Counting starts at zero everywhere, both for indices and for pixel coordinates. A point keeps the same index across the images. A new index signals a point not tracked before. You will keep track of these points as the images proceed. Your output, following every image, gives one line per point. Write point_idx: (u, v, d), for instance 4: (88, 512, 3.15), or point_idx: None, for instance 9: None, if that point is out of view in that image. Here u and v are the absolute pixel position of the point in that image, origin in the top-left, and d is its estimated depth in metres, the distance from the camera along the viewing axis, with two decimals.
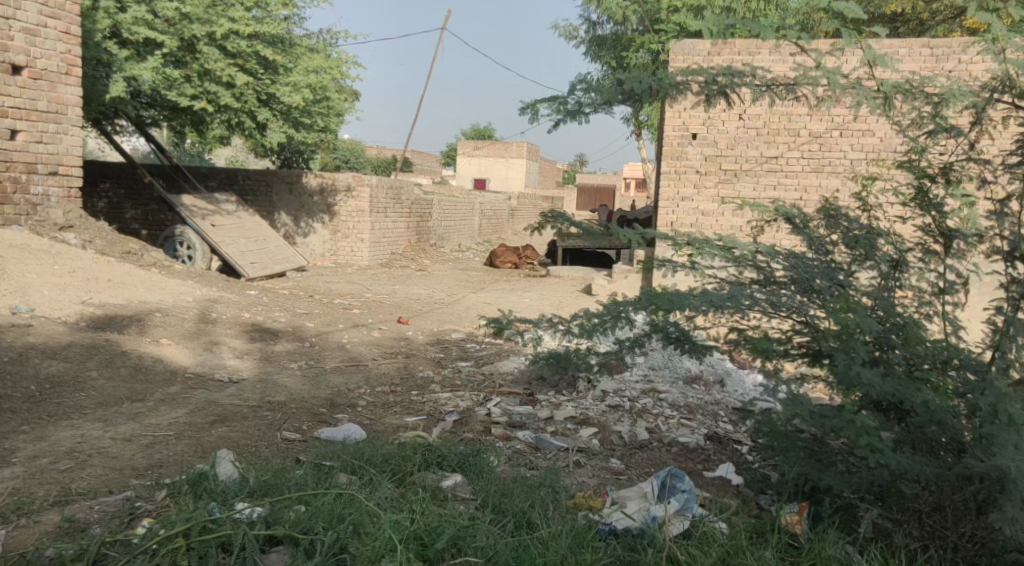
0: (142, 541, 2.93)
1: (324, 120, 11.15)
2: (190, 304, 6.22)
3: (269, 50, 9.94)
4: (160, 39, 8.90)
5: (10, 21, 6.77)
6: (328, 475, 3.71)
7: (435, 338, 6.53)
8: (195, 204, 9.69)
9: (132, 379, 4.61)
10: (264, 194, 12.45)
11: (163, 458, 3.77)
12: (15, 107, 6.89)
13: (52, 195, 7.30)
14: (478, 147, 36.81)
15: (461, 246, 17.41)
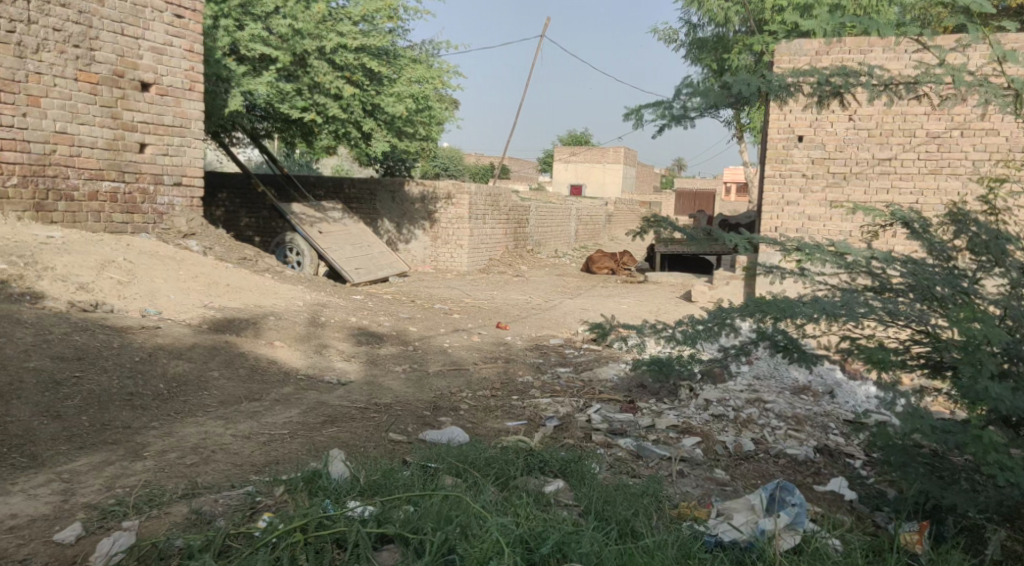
0: (263, 534, 3.12)
1: (424, 129, 11.50)
2: (302, 308, 6.46)
3: (375, 63, 10.15)
4: (274, 54, 9.36)
5: (139, 41, 7.25)
6: (434, 477, 3.81)
7: (534, 344, 6.56)
8: (305, 212, 9.99)
9: (250, 379, 4.84)
10: (369, 201, 12.81)
11: (279, 455, 3.95)
12: (145, 122, 7.35)
13: (177, 204, 7.76)
14: (575, 152, 36.07)
15: (557, 252, 17.38)
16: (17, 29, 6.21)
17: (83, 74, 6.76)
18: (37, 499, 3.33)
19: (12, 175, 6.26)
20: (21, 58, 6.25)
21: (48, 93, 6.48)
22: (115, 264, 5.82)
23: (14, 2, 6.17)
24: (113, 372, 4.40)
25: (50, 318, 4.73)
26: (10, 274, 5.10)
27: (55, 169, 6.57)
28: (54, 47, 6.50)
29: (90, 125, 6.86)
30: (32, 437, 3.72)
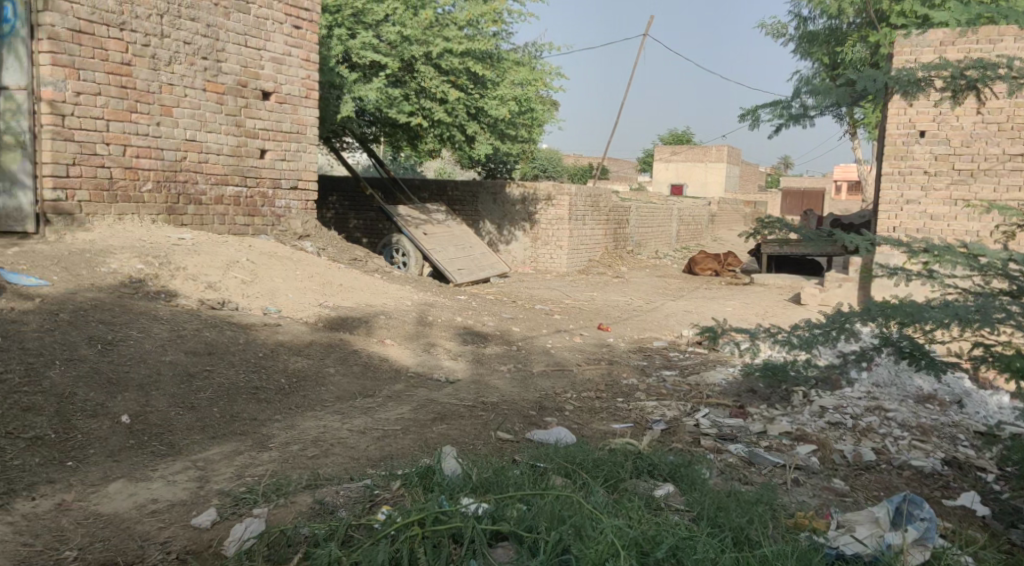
0: (383, 526, 3.21)
1: (526, 131, 11.77)
2: (410, 307, 6.59)
3: (479, 66, 10.34)
4: (383, 62, 9.63)
5: (261, 51, 7.59)
6: (544, 477, 3.84)
7: (638, 346, 6.52)
8: (411, 214, 10.24)
9: (364, 376, 5.00)
10: (471, 203, 13.02)
11: (393, 450, 4.06)
12: (265, 129, 7.70)
13: (293, 207, 8.11)
14: (676, 151, 35.29)
15: (658, 252, 17.23)
16: (152, 42, 6.53)
17: (210, 85, 7.09)
18: (175, 485, 3.55)
19: (148, 180, 6.57)
20: (155, 70, 6.56)
21: (180, 103, 6.80)
22: (238, 264, 6.14)
23: (149, 17, 6.49)
24: (239, 367, 4.64)
25: (183, 315, 5.02)
26: (147, 274, 5.46)
27: (185, 175, 6.91)
28: (185, 60, 6.84)
29: (217, 133, 7.18)
30: (170, 426, 3.97)
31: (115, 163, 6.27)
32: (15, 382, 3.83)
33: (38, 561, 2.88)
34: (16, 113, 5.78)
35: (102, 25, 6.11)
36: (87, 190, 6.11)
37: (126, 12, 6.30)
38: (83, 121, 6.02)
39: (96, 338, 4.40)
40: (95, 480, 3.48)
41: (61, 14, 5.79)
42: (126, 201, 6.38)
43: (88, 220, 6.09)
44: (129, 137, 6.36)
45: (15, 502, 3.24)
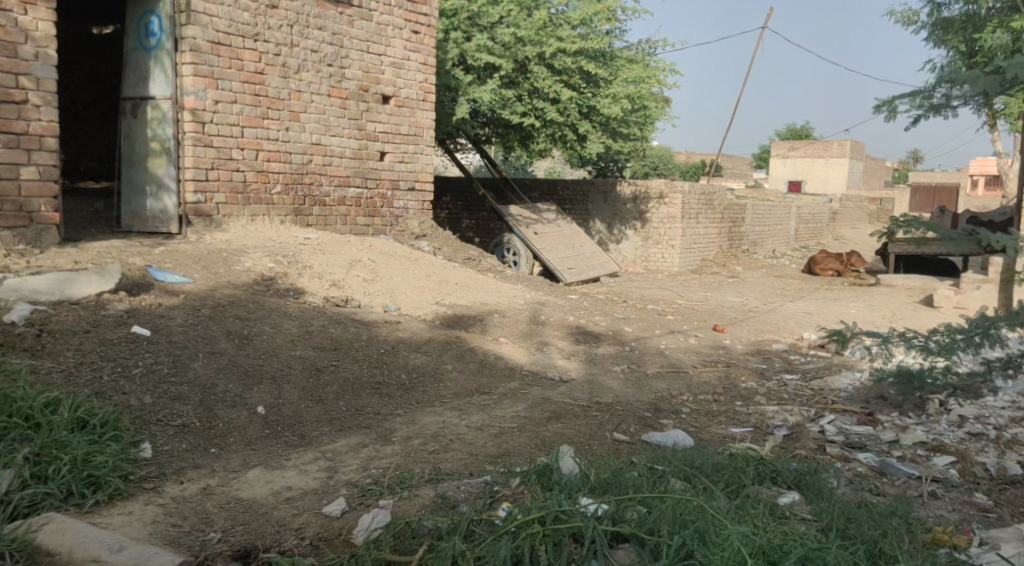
0: (504, 523, 3.24)
1: (639, 129, 11.73)
2: (523, 306, 6.63)
3: (592, 65, 10.28)
4: (498, 62, 9.80)
5: (382, 57, 7.83)
6: (663, 480, 3.78)
7: (756, 348, 6.34)
8: (521, 214, 10.37)
9: (480, 373, 5.07)
10: (581, 203, 13.05)
11: (510, 448, 4.11)
12: (385, 132, 7.95)
13: (410, 208, 8.36)
14: (793, 147, 33.75)
15: (775, 251, 16.67)
16: (282, 51, 6.85)
17: (335, 90, 7.37)
18: (307, 474, 3.73)
19: (277, 183, 6.91)
20: (285, 78, 6.88)
21: (307, 109, 7.10)
22: (360, 263, 6.38)
23: (280, 27, 6.81)
24: (362, 362, 4.81)
25: (311, 312, 5.26)
26: (277, 272, 5.75)
27: (311, 177, 7.22)
28: (313, 66, 7.13)
29: (340, 137, 7.47)
30: (301, 418, 4.17)
31: (248, 167, 6.63)
32: (164, 371, 4.12)
33: (187, 540, 3.09)
34: (162, 121, 6.24)
35: (238, 36, 6.46)
36: (224, 192, 6.48)
37: (260, 23, 6.63)
38: (221, 128, 6.39)
39: (232, 332, 4.67)
40: (236, 467, 3.71)
41: (202, 26, 6.17)
42: (257, 202, 6.74)
43: (224, 221, 6.48)
44: (261, 142, 6.71)
45: (166, 484, 3.50)
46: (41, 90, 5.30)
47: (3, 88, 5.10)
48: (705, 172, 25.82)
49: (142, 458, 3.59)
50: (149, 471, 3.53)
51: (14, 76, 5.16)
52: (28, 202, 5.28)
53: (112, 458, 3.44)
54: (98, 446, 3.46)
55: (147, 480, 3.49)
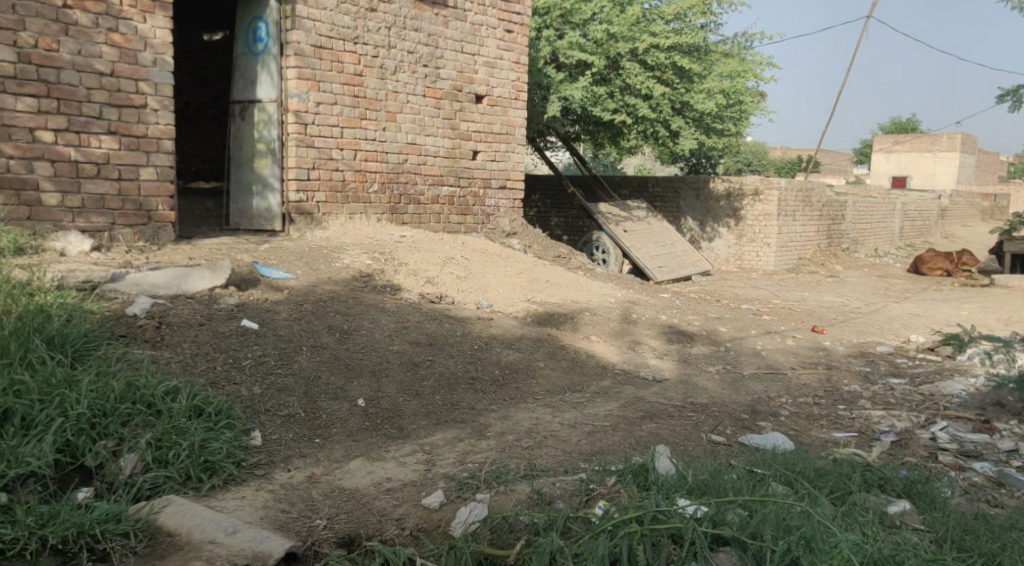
0: (601, 521, 3.21)
1: (734, 125, 11.25)
2: (614, 304, 6.58)
3: (685, 60, 10.14)
4: (590, 59, 9.80)
5: (476, 56, 7.93)
6: (763, 482, 3.68)
7: (859, 351, 6.11)
8: (612, 211, 10.31)
9: (572, 371, 5.07)
10: (672, 199, 12.85)
11: (604, 446, 4.10)
12: (478, 131, 8.06)
13: (501, 206, 8.45)
14: (899, 141, 32.32)
15: (877, 250, 16.00)
16: (381, 53, 7.02)
17: (430, 90, 7.51)
18: (406, 466, 3.82)
19: (375, 182, 7.09)
20: (383, 79, 7.05)
21: (403, 109, 7.26)
22: (454, 261, 6.49)
23: (379, 30, 6.98)
24: (457, 357, 4.88)
25: (406, 308, 5.37)
26: (375, 269, 5.90)
27: (406, 177, 7.38)
28: (408, 67, 7.28)
29: (435, 136, 7.61)
30: (399, 411, 4.27)
31: (348, 167, 6.83)
32: (271, 363, 4.30)
33: (295, 526, 3.22)
34: (268, 123, 6.53)
35: (339, 40, 6.66)
36: (324, 192, 6.69)
37: (360, 26, 6.81)
38: (322, 129, 6.60)
39: (334, 327, 4.82)
40: (339, 457, 3.83)
41: (306, 31, 6.40)
42: (356, 201, 6.94)
43: (324, 219, 6.70)
44: (360, 142, 6.90)
45: (275, 471, 3.65)
46: (159, 94, 5.60)
47: (125, 93, 5.42)
48: (806, 168, 24.84)
49: (253, 446, 3.76)
50: (259, 458, 3.69)
51: (135, 81, 5.47)
52: (147, 201, 5.61)
53: (226, 445, 3.62)
54: (213, 433, 3.64)
55: (258, 467, 3.65)
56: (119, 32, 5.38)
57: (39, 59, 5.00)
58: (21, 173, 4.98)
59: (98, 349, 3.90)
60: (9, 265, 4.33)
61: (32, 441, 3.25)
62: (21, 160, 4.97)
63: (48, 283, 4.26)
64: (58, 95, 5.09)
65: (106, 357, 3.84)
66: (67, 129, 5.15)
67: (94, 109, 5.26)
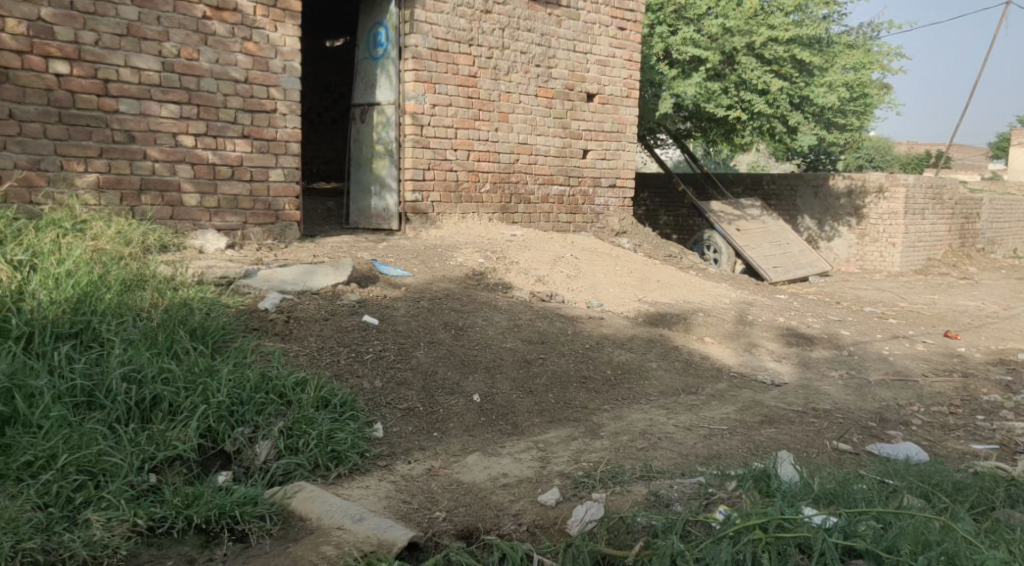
0: (722, 528, 3.08)
1: (857, 118, 11.04)
2: (729, 305, 6.43)
3: (806, 53, 9.79)
4: (704, 55, 9.59)
5: (588, 55, 7.93)
6: (895, 494, 3.49)
7: (997, 358, 5.74)
8: (724, 210, 10.11)
9: (686, 372, 4.99)
10: (789, 197, 12.41)
11: (721, 450, 4.00)
12: (588, 130, 8.06)
13: (611, 205, 8.40)
14: None
15: (1016, 252, 14.95)
16: (495, 54, 7.12)
17: (543, 90, 7.56)
18: (522, 462, 3.85)
19: (487, 182, 7.21)
20: (496, 80, 7.15)
21: (515, 110, 7.34)
22: (564, 260, 6.51)
23: (493, 31, 7.08)
24: (569, 356, 4.89)
25: (519, 305, 5.43)
26: (487, 267, 5.99)
27: (518, 176, 7.47)
28: (521, 68, 7.35)
29: (545, 136, 7.66)
30: (513, 408, 4.32)
31: (461, 167, 6.97)
32: (390, 358, 4.44)
33: (417, 517, 3.30)
34: (386, 125, 6.74)
35: (455, 42, 6.79)
36: (438, 192, 6.85)
37: (476, 28, 6.92)
38: (438, 130, 6.76)
39: (449, 323, 4.93)
40: (456, 451, 3.91)
41: (424, 34, 6.56)
42: (468, 201, 7.07)
43: (438, 219, 6.86)
44: (473, 143, 7.03)
45: (397, 463, 3.76)
46: (288, 100, 5.93)
47: (257, 99, 5.75)
48: (934, 162, 23.37)
49: (375, 438, 3.88)
50: (381, 450, 3.81)
51: (266, 88, 5.79)
52: (276, 201, 5.95)
53: (351, 435, 3.75)
54: (339, 424, 3.79)
55: (380, 457, 3.77)
56: (252, 41, 5.69)
57: (182, 68, 5.35)
58: (165, 175, 5.34)
59: (233, 341, 4.13)
60: (157, 261, 4.65)
61: (179, 426, 3.47)
62: (164, 163, 5.33)
63: (189, 277, 4.58)
64: (198, 101, 5.44)
65: (240, 349, 4.07)
66: (206, 133, 5.51)
67: (230, 114, 5.61)
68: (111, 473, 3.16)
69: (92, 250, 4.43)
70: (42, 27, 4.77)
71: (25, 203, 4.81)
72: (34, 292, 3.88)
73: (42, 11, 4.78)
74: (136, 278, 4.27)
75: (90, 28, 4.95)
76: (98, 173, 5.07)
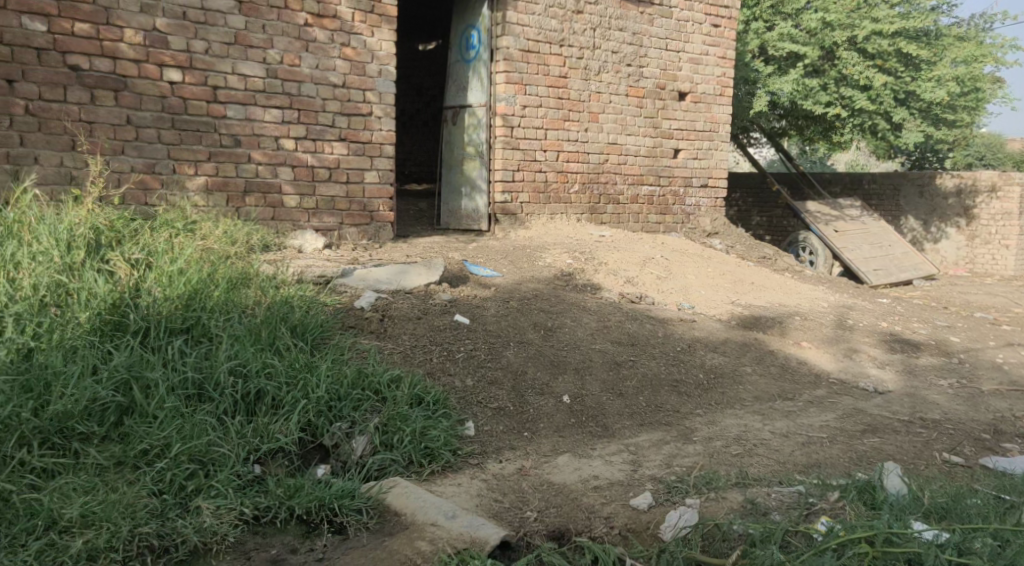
0: (825, 539, 2.94)
1: (969, 114, 10.33)
2: (827, 309, 6.21)
3: (913, 46, 9.40)
4: (801, 50, 9.41)
5: (681, 53, 7.81)
6: (1014, 511, 3.26)
7: None
8: (821, 211, 9.80)
9: (782, 378, 4.85)
10: (891, 197, 12.03)
11: (821, 459, 3.85)
12: (679, 129, 7.93)
13: (702, 205, 8.26)
14: None
15: None
16: (586, 54, 7.10)
17: (633, 89, 7.49)
18: (613, 465, 3.81)
19: (576, 183, 7.20)
20: (587, 80, 7.13)
21: (605, 110, 7.30)
22: (654, 261, 6.44)
23: (584, 31, 7.06)
24: (660, 359, 4.83)
25: (608, 307, 5.39)
26: (575, 268, 5.98)
27: (607, 176, 7.42)
28: (612, 68, 7.31)
29: (636, 136, 7.58)
30: (604, 410, 4.29)
31: (551, 167, 6.98)
32: (481, 357, 4.48)
33: (508, 516, 3.31)
34: (477, 127, 6.82)
35: (546, 43, 6.82)
36: (527, 192, 6.88)
37: (567, 29, 6.92)
38: (528, 131, 6.79)
39: (539, 324, 4.94)
40: (547, 452, 3.91)
41: (515, 36, 6.61)
42: (557, 201, 7.08)
43: (527, 219, 6.89)
44: (563, 143, 7.03)
45: (489, 461, 3.79)
46: (383, 103, 6.07)
47: (354, 103, 5.92)
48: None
49: (467, 436, 3.93)
50: (473, 448, 3.85)
51: (363, 92, 5.95)
52: (371, 202, 6.10)
53: (443, 433, 3.80)
54: (432, 421, 3.84)
55: (472, 455, 3.81)
56: (350, 46, 5.86)
57: (285, 74, 5.56)
58: (267, 177, 5.56)
59: (331, 339, 4.27)
60: (260, 260, 4.85)
61: (281, 419, 3.59)
62: (267, 166, 5.55)
63: (290, 276, 4.75)
64: (299, 106, 5.64)
65: (338, 346, 4.20)
66: (306, 136, 5.71)
67: (328, 117, 5.79)
68: (219, 463, 3.30)
69: (202, 249, 4.64)
70: (157, 36, 5.04)
71: (141, 204, 5.10)
72: (149, 289, 4.08)
73: (158, 21, 5.04)
74: (240, 276, 4.45)
75: (201, 37, 5.20)
76: (207, 175, 5.33)
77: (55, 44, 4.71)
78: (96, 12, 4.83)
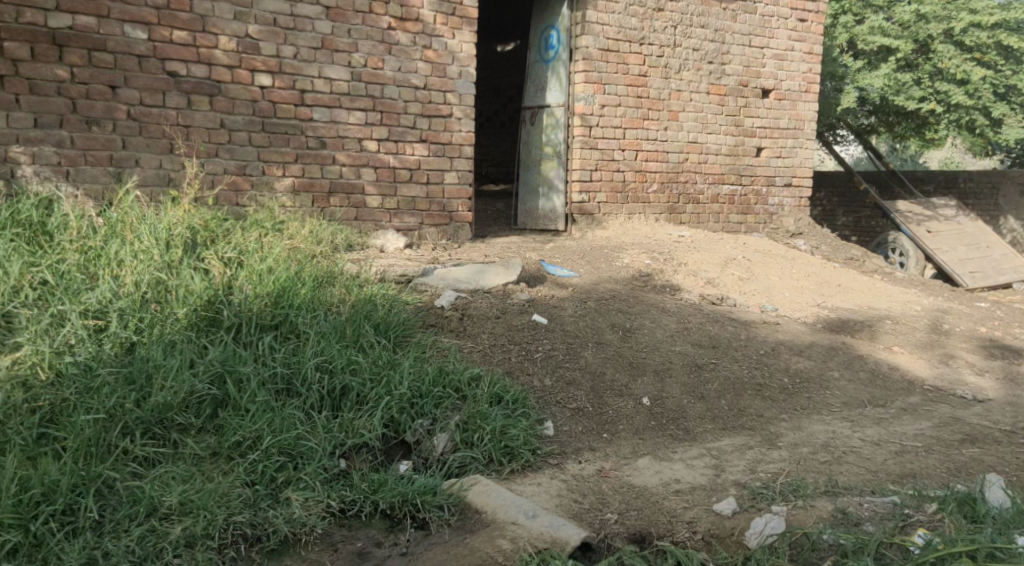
0: (923, 552, 2.80)
1: None
2: (921, 313, 5.96)
3: (1014, 37, 9.17)
4: (894, 44, 9.07)
5: (766, 49, 7.64)
6: None
7: None
8: (912, 210, 9.40)
9: (873, 384, 4.69)
10: (990, 196, 11.61)
11: (917, 469, 3.69)
12: (762, 127, 7.76)
13: (786, 205, 8.06)
14: None
15: None
16: (666, 52, 7.01)
17: (715, 87, 7.36)
18: (695, 469, 3.75)
19: (654, 182, 7.11)
20: (667, 78, 7.04)
21: (686, 108, 7.20)
22: (735, 262, 6.32)
23: (664, 30, 6.97)
24: (743, 362, 4.73)
25: (688, 308, 5.31)
26: (654, 269, 5.92)
27: (686, 176, 7.32)
28: (694, 65, 7.20)
29: (717, 134, 7.46)
30: (685, 413, 4.23)
31: (628, 167, 6.92)
32: (560, 357, 4.48)
33: (588, 517, 3.29)
34: (555, 126, 6.81)
35: (625, 42, 6.77)
36: (605, 192, 6.86)
37: (648, 27, 6.85)
38: (606, 131, 6.76)
39: (617, 324, 4.91)
40: (627, 454, 3.87)
41: (594, 35, 6.58)
42: (635, 201, 7.02)
43: (604, 219, 6.87)
44: (641, 142, 6.96)
45: (568, 462, 3.78)
46: (463, 104, 6.13)
47: (434, 104, 6.00)
48: None
49: (547, 436, 3.93)
50: (552, 448, 3.84)
51: (443, 93, 6.03)
52: (449, 203, 6.18)
53: (523, 432, 3.81)
54: (511, 420, 3.85)
55: (551, 455, 3.80)
56: (432, 48, 5.94)
57: (368, 77, 5.68)
58: (351, 178, 5.69)
59: (412, 337, 4.34)
60: (344, 259, 4.97)
61: (365, 415, 3.66)
62: (350, 167, 5.68)
63: (373, 276, 4.86)
64: (381, 108, 5.76)
65: (420, 343, 4.27)
66: (387, 138, 5.82)
67: (409, 119, 5.89)
68: (307, 456, 3.39)
69: (289, 248, 4.80)
70: (248, 43, 5.22)
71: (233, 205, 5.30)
72: (241, 286, 4.22)
73: (250, 28, 5.22)
74: (326, 275, 4.58)
75: (290, 43, 5.37)
76: (293, 177, 5.49)
77: (154, 52, 4.93)
78: (192, 20, 5.03)
